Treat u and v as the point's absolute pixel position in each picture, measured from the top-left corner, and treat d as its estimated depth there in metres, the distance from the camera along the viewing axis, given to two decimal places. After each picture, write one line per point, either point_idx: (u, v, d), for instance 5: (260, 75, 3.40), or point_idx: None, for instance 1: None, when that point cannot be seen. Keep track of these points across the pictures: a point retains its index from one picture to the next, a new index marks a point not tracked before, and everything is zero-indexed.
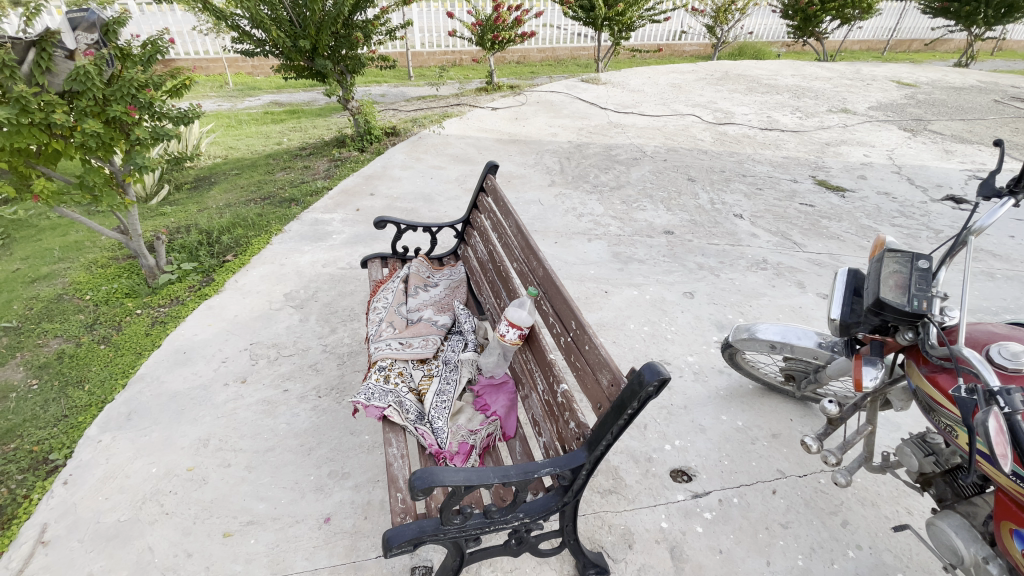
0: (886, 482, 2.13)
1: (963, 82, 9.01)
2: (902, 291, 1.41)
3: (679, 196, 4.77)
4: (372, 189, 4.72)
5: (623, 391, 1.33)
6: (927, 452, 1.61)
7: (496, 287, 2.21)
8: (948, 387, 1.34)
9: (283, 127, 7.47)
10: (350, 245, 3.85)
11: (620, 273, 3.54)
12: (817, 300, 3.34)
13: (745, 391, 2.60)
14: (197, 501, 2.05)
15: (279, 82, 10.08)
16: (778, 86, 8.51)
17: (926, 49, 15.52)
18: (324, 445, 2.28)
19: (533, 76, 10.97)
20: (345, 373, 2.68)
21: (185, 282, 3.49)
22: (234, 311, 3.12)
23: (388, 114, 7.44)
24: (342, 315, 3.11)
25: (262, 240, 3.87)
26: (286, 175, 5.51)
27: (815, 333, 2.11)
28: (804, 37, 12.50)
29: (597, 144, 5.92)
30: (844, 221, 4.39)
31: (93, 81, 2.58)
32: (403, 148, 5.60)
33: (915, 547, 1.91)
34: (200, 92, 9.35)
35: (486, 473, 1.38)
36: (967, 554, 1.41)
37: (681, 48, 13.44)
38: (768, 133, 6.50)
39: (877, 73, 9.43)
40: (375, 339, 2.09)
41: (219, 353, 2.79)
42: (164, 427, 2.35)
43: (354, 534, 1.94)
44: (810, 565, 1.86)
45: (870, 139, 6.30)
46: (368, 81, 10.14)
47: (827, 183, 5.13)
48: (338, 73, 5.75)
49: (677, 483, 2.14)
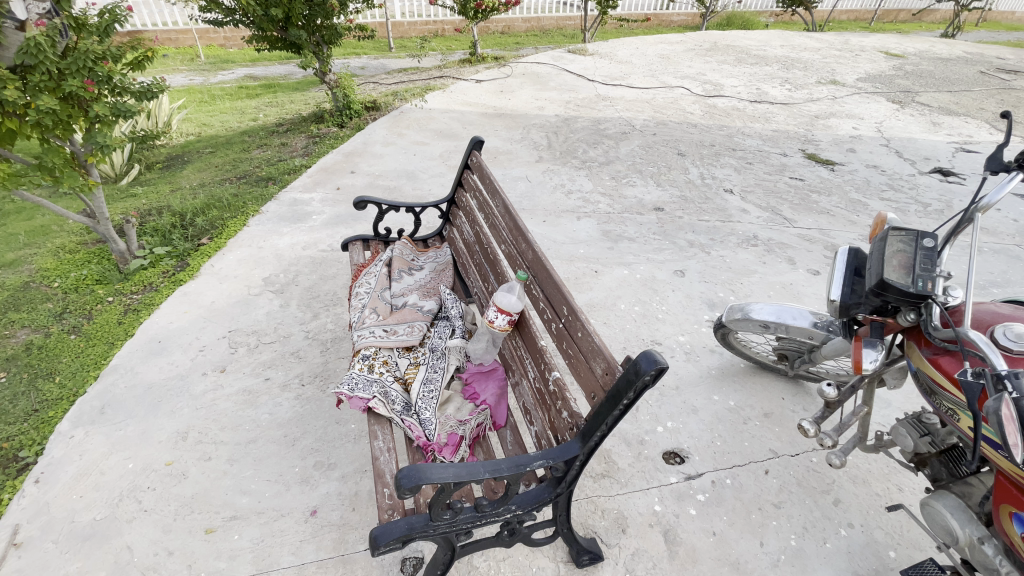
0: (877, 460, 2.14)
1: (950, 52, 8.95)
2: (906, 271, 1.35)
3: (669, 171, 4.68)
4: (353, 166, 4.55)
5: (618, 381, 1.27)
6: (923, 433, 1.58)
7: (483, 271, 2.12)
8: (952, 371, 1.30)
9: (259, 102, 7.16)
10: (331, 226, 3.71)
11: (611, 252, 3.47)
12: (808, 277, 3.31)
13: (737, 370, 2.58)
14: (177, 497, 1.98)
15: (254, 55, 9.66)
16: (767, 57, 8.37)
17: (914, 20, 15.38)
18: (308, 436, 2.21)
19: (518, 47, 10.65)
20: (329, 360, 2.59)
21: (158, 267, 3.33)
22: (211, 297, 3.00)
23: (368, 88, 7.17)
24: (325, 300, 3.01)
25: (238, 221, 3.71)
26: (262, 152, 5.29)
27: (810, 313, 2.07)
28: (793, 6, 12.31)
29: (585, 118, 5.77)
30: (834, 195, 4.36)
31: (45, 53, 2.38)
32: (384, 124, 5.40)
33: (907, 524, 1.91)
34: (171, 65, 8.93)
35: (475, 468, 1.33)
36: (961, 534, 1.39)
37: (668, 18, 13.13)
38: (758, 106, 6.39)
39: (865, 44, 9.30)
40: (357, 327, 2.01)
41: (196, 342, 2.68)
42: (140, 421, 2.26)
43: (342, 527, 1.89)
44: (803, 545, 1.86)
45: (859, 112, 6.24)
46: (346, 52, 9.75)
47: (817, 157, 5.07)
48: (314, 44, 5.48)
49: (670, 465, 2.12)
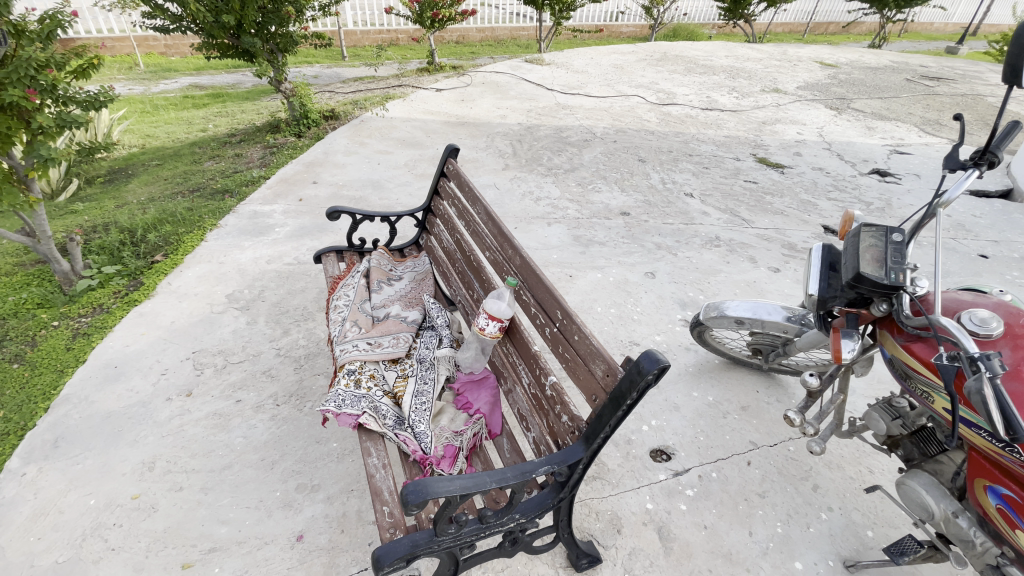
0: (849, 445, 2.25)
1: (878, 62, 9.65)
2: (879, 264, 1.44)
3: (632, 177, 4.80)
4: (314, 177, 4.42)
5: (620, 382, 1.28)
6: (894, 416, 1.67)
7: (467, 278, 2.11)
8: (926, 356, 1.39)
9: (207, 112, 6.87)
10: (295, 239, 3.58)
11: (583, 257, 3.52)
12: (769, 275, 3.47)
13: (713, 366, 2.66)
14: (147, 532, 1.84)
15: (199, 64, 9.28)
16: (714, 67, 8.77)
17: (844, 32, 16.53)
18: (288, 458, 2.11)
19: (474, 56, 10.72)
20: (304, 377, 2.48)
21: (108, 287, 3.10)
22: (170, 317, 2.83)
23: (325, 97, 7.02)
24: (294, 315, 2.89)
25: (194, 236, 3.53)
26: (215, 164, 5.07)
27: (783, 308, 2.17)
28: (734, 19, 12.99)
29: (547, 126, 5.85)
30: (786, 197, 4.60)
31: None
32: (344, 133, 5.28)
33: (881, 504, 2.02)
34: (108, 75, 8.45)
35: (481, 479, 1.30)
36: (937, 509, 1.48)
37: (618, 29, 13.56)
38: (709, 113, 6.68)
39: (802, 54, 9.90)
40: (339, 341, 1.95)
41: (157, 365, 2.52)
42: (99, 453, 2.09)
43: (331, 551, 1.81)
44: (789, 531, 1.93)
45: (802, 118, 6.62)
46: (298, 61, 9.50)
47: (768, 161, 5.34)
48: (268, 52, 5.31)
49: (658, 463, 2.16)
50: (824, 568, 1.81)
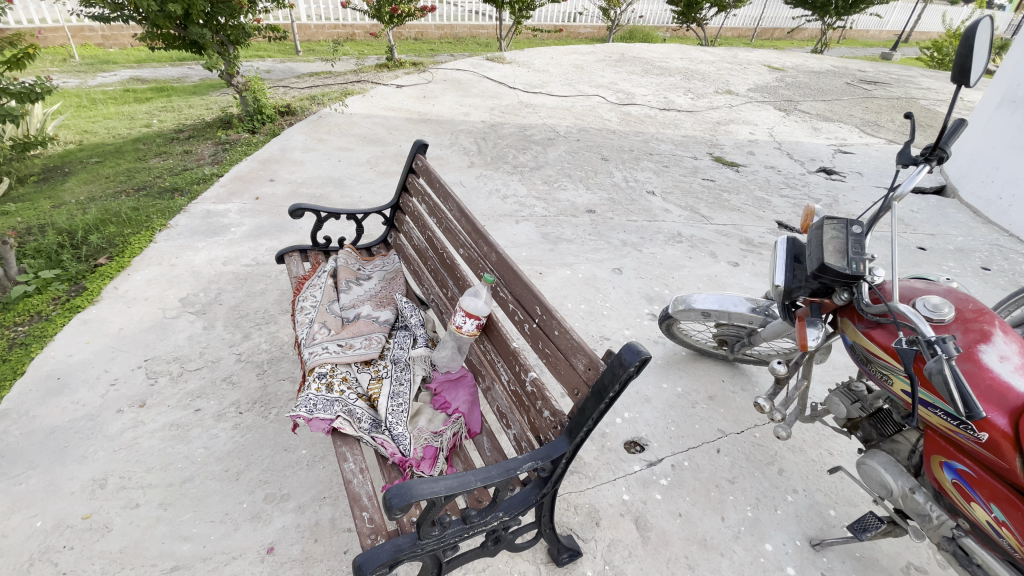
0: (810, 429, 2.36)
1: (821, 66, 10.19)
2: (841, 255, 1.51)
3: (596, 175, 4.87)
4: (271, 174, 4.25)
5: (603, 375, 1.29)
6: (854, 400, 1.76)
7: (439, 276, 2.08)
8: (885, 341, 1.49)
9: (151, 106, 6.48)
10: (252, 239, 3.43)
11: (552, 254, 3.54)
12: (729, 269, 3.60)
13: (680, 358, 2.73)
14: (101, 554, 1.72)
15: (140, 56, 8.76)
16: (670, 68, 9.02)
17: (788, 37, 17.43)
18: (254, 467, 2.01)
19: (433, 54, 10.60)
20: (268, 383, 2.37)
21: (46, 293, 2.87)
22: (118, 323, 2.65)
23: (279, 92, 6.77)
24: (255, 318, 2.76)
25: (142, 238, 3.31)
26: (162, 161, 4.79)
27: (747, 299, 2.25)
28: (687, 23, 13.41)
29: (511, 124, 5.85)
30: (742, 194, 4.77)
31: None
32: (302, 129, 5.10)
33: (841, 484, 2.13)
34: (39, 66, 7.87)
35: (465, 479, 1.27)
36: (895, 487, 1.57)
37: (576, 30, 13.74)
38: (667, 113, 6.86)
39: (751, 58, 10.33)
40: (308, 344, 1.89)
41: (106, 375, 2.35)
42: (44, 471, 1.94)
43: (305, 561, 1.74)
44: (758, 514, 2.00)
45: (753, 118, 6.90)
46: (249, 55, 9.12)
47: (724, 160, 5.53)
48: (218, 43, 5.05)
49: (632, 454, 2.19)
50: (792, 548, 1.90)
